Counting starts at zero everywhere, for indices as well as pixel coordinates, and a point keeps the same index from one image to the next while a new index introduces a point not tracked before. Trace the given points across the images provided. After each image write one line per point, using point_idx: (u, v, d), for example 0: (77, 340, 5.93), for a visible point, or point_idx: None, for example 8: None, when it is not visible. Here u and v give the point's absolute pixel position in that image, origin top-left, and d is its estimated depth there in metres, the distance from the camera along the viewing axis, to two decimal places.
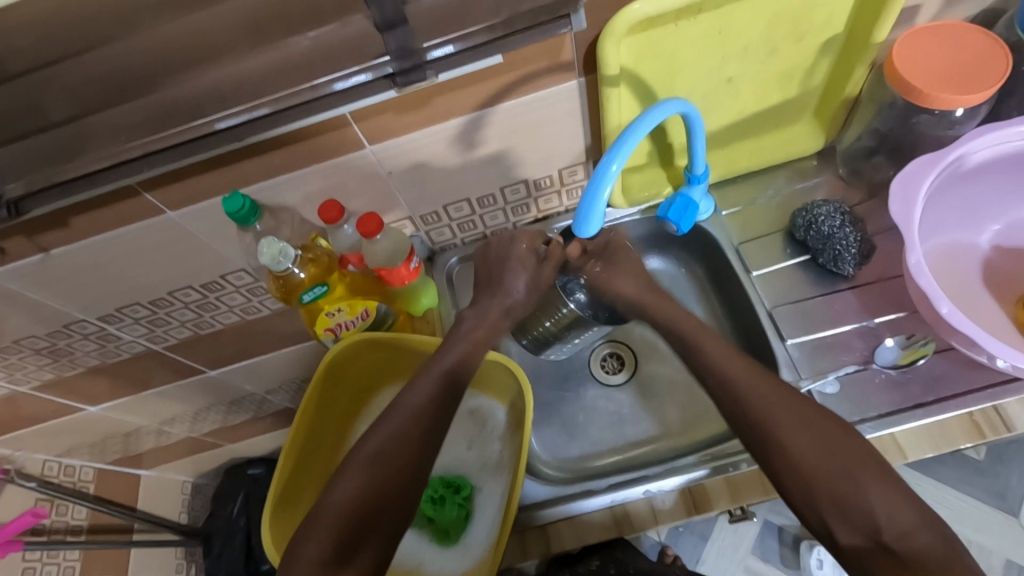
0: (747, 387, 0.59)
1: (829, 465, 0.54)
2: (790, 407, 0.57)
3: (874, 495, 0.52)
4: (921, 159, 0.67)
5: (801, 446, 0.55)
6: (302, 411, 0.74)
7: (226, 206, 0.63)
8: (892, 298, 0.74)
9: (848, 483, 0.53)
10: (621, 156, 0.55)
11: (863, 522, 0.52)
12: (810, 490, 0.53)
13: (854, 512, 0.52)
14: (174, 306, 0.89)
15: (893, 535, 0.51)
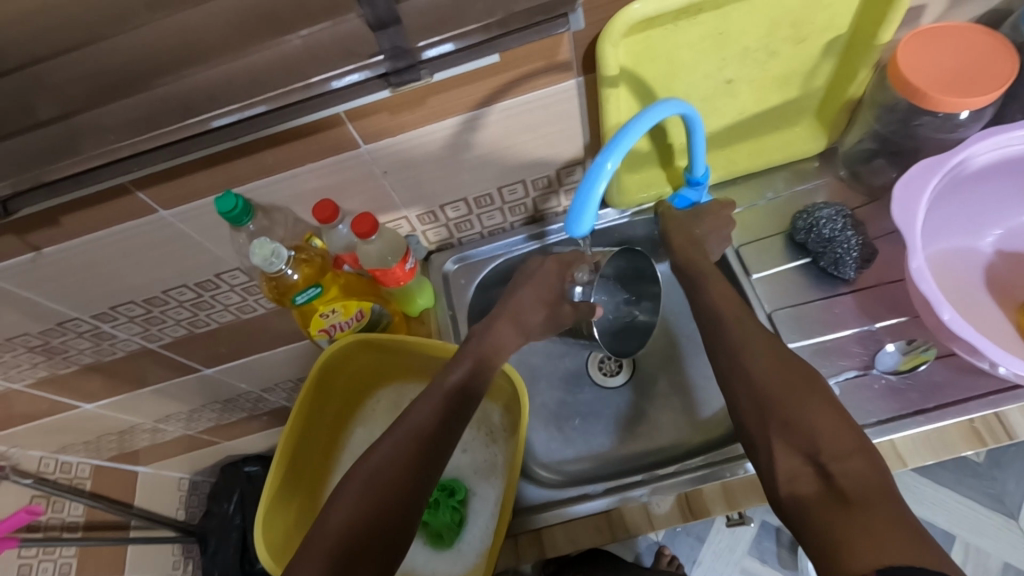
0: (728, 330, 0.63)
1: (785, 390, 0.56)
2: (781, 380, 0.57)
3: (816, 417, 0.54)
4: (924, 162, 0.66)
5: (762, 372, 0.58)
6: (296, 414, 0.71)
7: (218, 205, 0.63)
8: (893, 304, 0.73)
9: (796, 403, 0.55)
10: (619, 154, 0.55)
11: (804, 442, 0.53)
12: (761, 411, 0.56)
13: (798, 430, 0.53)
14: (168, 304, 0.88)
15: (835, 464, 0.50)
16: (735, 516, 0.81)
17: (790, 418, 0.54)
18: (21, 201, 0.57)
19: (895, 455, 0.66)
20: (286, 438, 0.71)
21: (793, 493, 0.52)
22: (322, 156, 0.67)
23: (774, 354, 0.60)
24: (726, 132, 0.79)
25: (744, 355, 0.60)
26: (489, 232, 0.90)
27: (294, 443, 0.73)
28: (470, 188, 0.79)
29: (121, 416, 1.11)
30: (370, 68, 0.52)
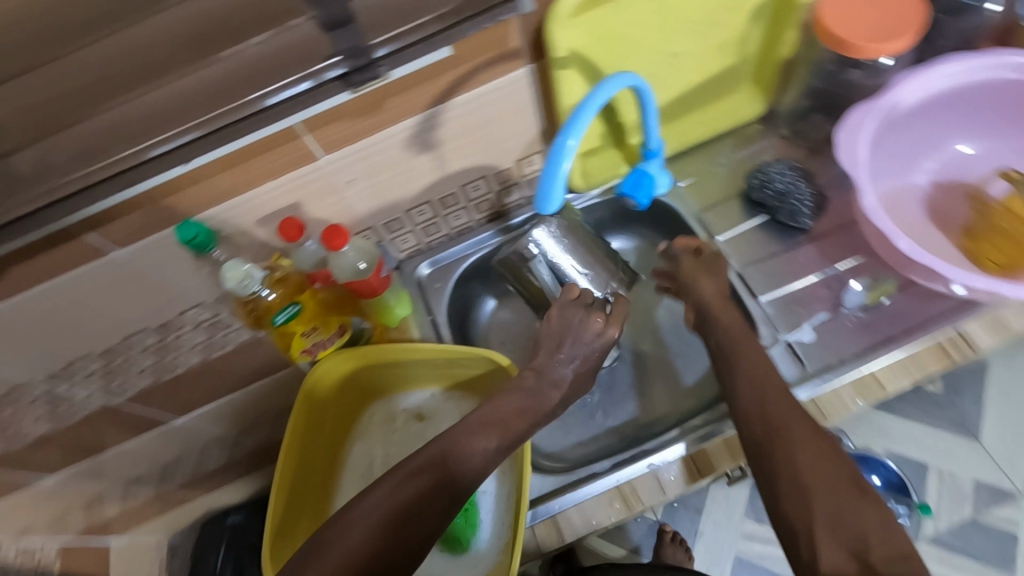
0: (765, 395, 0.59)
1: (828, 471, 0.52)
2: (816, 454, 0.53)
3: (858, 508, 0.49)
4: (860, 108, 0.70)
5: (803, 449, 0.53)
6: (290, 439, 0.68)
7: (179, 235, 0.60)
8: (849, 246, 0.78)
9: (839, 493, 0.50)
10: (580, 131, 0.57)
11: (849, 535, 0.48)
12: (800, 493, 0.51)
13: (842, 519, 0.49)
14: (130, 354, 0.83)
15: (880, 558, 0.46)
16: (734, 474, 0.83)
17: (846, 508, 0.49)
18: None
19: (875, 384, 0.68)
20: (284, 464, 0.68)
21: None
22: (283, 173, 0.65)
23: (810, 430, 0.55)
24: (673, 106, 0.82)
25: (788, 434, 0.55)
26: (456, 233, 0.89)
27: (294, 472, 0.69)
28: (433, 190, 0.79)
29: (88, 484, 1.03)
30: (328, 74, 0.51)
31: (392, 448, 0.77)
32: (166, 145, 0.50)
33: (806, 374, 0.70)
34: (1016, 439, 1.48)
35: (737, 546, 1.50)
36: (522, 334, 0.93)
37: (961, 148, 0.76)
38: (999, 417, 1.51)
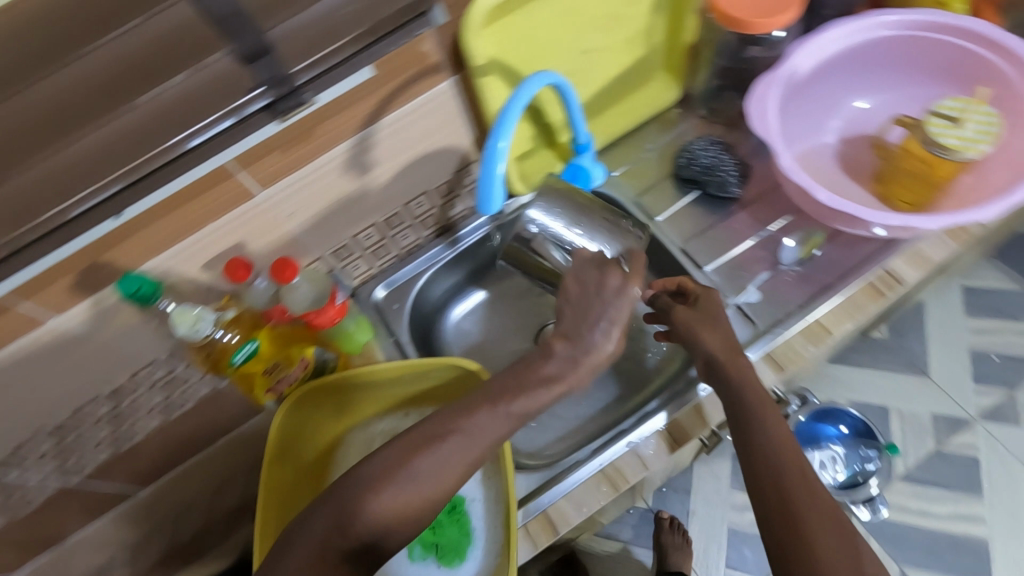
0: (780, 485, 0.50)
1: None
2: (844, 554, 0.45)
3: None
4: (762, 79, 0.76)
5: (823, 550, 0.45)
6: (264, 482, 0.65)
7: (120, 289, 0.58)
8: (777, 208, 0.83)
9: None
10: (509, 133, 0.60)
11: None
12: None
13: None
14: (82, 428, 0.79)
15: None
16: (709, 441, 0.86)
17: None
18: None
19: (822, 331, 0.73)
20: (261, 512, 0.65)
21: None
22: (223, 213, 0.65)
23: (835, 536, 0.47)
24: (596, 101, 0.86)
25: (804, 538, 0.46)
26: (407, 253, 0.90)
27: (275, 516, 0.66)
28: (378, 211, 0.79)
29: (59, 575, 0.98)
30: (253, 102, 0.51)
31: None
32: (91, 202, 0.48)
33: (758, 331, 0.74)
34: (960, 369, 1.59)
35: (728, 518, 1.55)
36: (487, 342, 0.95)
37: (857, 104, 0.82)
38: (940, 350, 1.62)
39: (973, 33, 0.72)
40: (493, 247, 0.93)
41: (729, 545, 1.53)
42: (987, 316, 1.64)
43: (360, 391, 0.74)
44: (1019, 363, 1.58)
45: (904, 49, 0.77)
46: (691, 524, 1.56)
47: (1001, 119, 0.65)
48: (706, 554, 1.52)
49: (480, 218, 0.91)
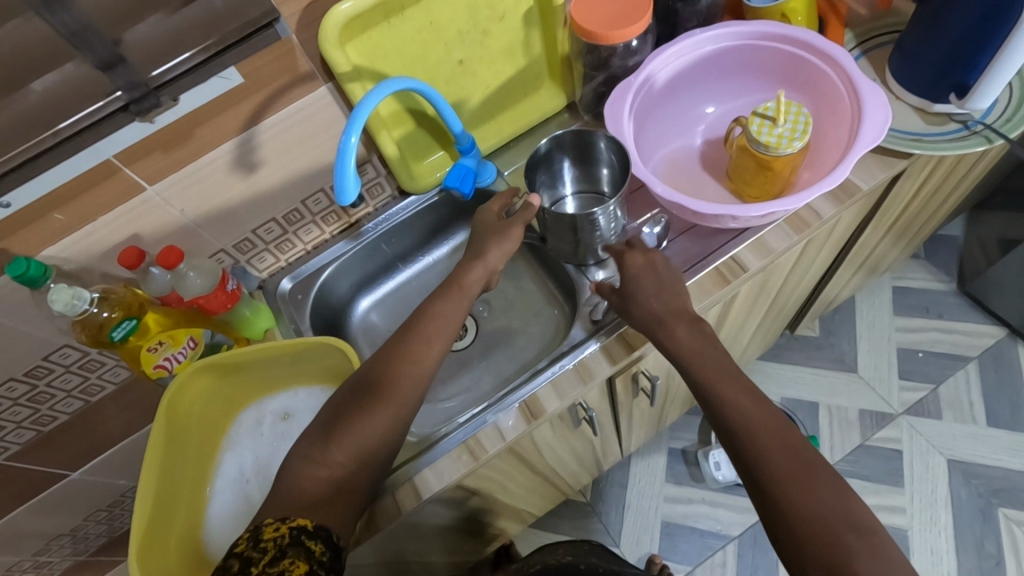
0: (779, 454, 0.60)
1: (835, 522, 0.56)
2: (764, 423, 0.62)
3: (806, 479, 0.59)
4: (621, 84, 0.82)
5: (780, 483, 0.59)
6: (149, 456, 0.71)
7: (8, 271, 0.65)
8: (646, 203, 0.90)
9: (786, 462, 0.60)
10: (362, 127, 0.68)
11: (811, 512, 0.57)
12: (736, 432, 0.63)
13: (802, 495, 0.58)
14: (2, 406, 0.86)
15: (823, 524, 0.56)
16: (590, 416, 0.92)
17: (851, 549, 0.54)
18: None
19: None
20: (146, 473, 0.71)
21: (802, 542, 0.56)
22: (114, 207, 0.72)
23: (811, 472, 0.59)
24: (482, 105, 0.94)
25: (790, 481, 0.58)
26: (313, 247, 0.97)
27: (162, 479, 0.73)
28: (277, 207, 0.87)
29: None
30: (111, 103, 0.63)
31: (262, 451, 0.81)
32: None
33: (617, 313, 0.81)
34: (886, 365, 1.65)
35: (661, 510, 1.61)
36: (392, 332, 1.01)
37: (709, 110, 0.90)
38: (869, 348, 1.68)
39: (806, 44, 0.80)
40: (395, 242, 1.00)
41: (662, 535, 1.58)
42: (915, 316, 1.70)
43: (249, 370, 0.80)
44: (943, 360, 1.63)
45: (750, 57, 0.85)
46: (626, 515, 1.62)
47: (811, 120, 0.73)
48: (640, 545, 1.58)
49: (382, 215, 0.98)
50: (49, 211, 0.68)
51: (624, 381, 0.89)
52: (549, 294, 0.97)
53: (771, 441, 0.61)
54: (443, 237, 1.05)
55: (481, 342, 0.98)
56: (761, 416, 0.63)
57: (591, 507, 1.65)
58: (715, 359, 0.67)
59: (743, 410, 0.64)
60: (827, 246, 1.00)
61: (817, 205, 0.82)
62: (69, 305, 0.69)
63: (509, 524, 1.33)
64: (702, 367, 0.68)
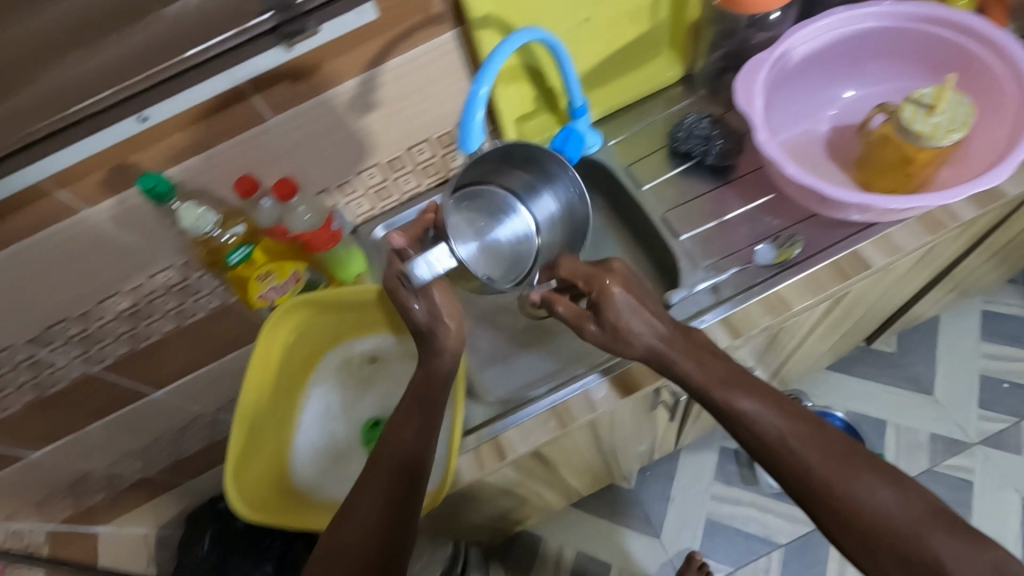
0: (835, 467, 0.58)
1: (902, 515, 0.56)
2: (805, 442, 0.59)
3: (870, 492, 0.57)
4: (756, 57, 0.78)
5: (837, 498, 0.57)
6: (245, 396, 0.72)
7: (140, 184, 0.68)
8: (762, 186, 0.86)
9: (843, 476, 0.57)
10: (493, 79, 0.67)
11: (874, 518, 0.56)
12: (766, 448, 0.61)
13: (861, 509, 0.56)
14: (106, 319, 0.90)
15: (892, 531, 0.55)
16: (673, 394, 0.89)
17: (928, 541, 0.54)
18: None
19: (778, 305, 0.76)
20: (243, 402, 0.73)
21: (877, 545, 0.56)
22: (237, 135, 0.73)
23: (863, 469, 0.58)
24: (598, 69, 0.90)
25: (856, 485, 0.57)
26: (409, 198, 0.97)
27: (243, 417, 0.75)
28: (384, 153, 0.87)
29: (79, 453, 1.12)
30: (259, 26, 0.65)
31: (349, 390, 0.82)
32: None
33: (720, 300, 0.78)
34: (965, 392, 1.56)
35: (706, 507, 1.58)
36: None
37: (845, 95, 0.85)
38: (949, 371, 1.59)
39: (971, 30, 0.74)
40: None
41: (704, 533, 1.55)
42: (1005, 343, 1.60)
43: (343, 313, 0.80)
44: None
45: (901, 39, 0.79)
46: (669, 508, 1.60)
47: (974, 112, 0.67)
48: (680, 539, 1.56)
49: None
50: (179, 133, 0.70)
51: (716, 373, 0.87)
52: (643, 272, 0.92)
53: (812, 472, 0.58)
54: None
55: None
56: (798, 428, 0.60)
57: (634, 495, 1.63)
58: (786, 415, 0.61)
59: (772, 430, 0.60)
60: (946, 254, 0.94)
61: (956, 207, 0.76)
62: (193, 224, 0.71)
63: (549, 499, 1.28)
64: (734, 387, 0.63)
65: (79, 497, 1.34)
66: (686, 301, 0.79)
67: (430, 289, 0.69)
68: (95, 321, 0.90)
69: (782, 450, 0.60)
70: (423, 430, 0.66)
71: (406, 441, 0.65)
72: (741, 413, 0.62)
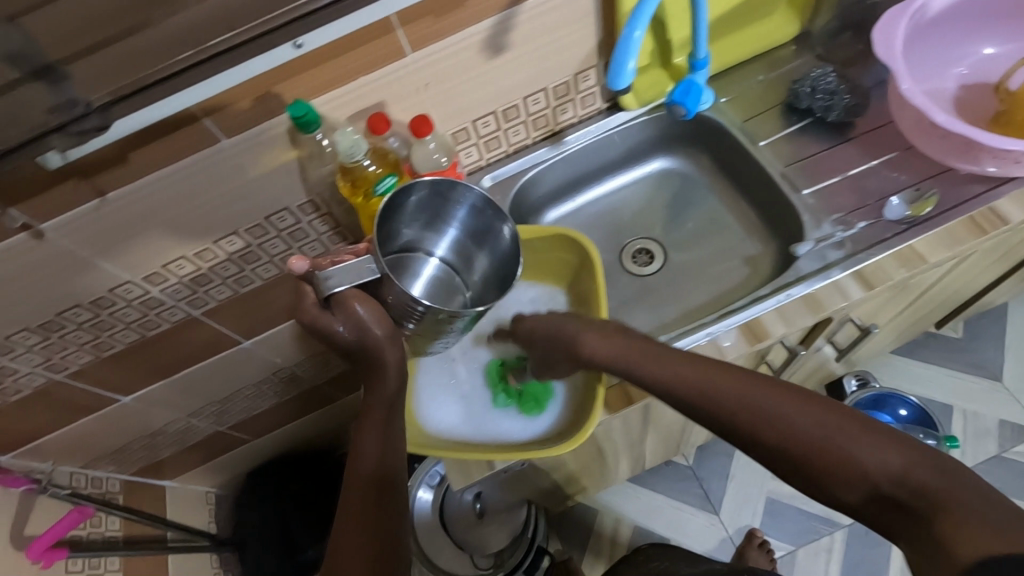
0: (811, 422, 0.57)
1: (895, 464, 0.53)
2: (785, 400, 0.58)
3: (859, 446, 0.54)
4: (898, 6, 0.76)
5: (815, 455, 0.56)
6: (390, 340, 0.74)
7: (290, 111, 0.68)
8: (886, 143, 0.85)
9: (822, 433, 0.56)
10: (645, 22, 0.66)
11: (861, 477, 0.54)
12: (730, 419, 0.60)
13: (849, 468, 0.54)
14: (218, 259, 0.91)
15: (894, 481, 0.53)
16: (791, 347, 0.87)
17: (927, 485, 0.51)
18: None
19: (913, 257, 0.75)
20: None
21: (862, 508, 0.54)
22: (376, 70, 0.73)
23: (856, 426, 0.56)
24: (718, 24, 0.89)
25: (840, 438, 0.55)
26: (514, 151, 0.96)
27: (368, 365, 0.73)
28: (503, 101, 0.86)
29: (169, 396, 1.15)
30: None
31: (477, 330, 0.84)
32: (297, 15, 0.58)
33: (850, 253, 0.77)
34: None
35: (766, 486, 1.56)
36: None
37: (978, 51, 0.83)
38: (1018, 357, 1.57)
39: None
40: (592, 157, 0.98)
41: (764, 510, 1.54)
42: None
43: None
44: None
45: None
46: (729, 485, 1.58)
47: None
48: (740, 517, 1.54)
49: (587, 129, 0.95)
50: (326, 63, 0.70)
51: (833, 330, 0.87)
52: (753, 227, 0.94)
53: (785, 439, 0.57)
54: (637, 162, 1.02)
55: (669, 269, 0.96)
56: (767, 389, 0.59)
57: (691, 472, 1.61)
58: (750, 381, 0.61)
59: (732, 399, 0.60)
60: None
61: None
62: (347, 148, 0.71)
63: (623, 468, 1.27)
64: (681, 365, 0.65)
65: (154, 452, 1.31)
66: (813, 253, 0.79)
67: (350, 303, 0.64)
68: (206, 263, 0.91)
69: (757, 413, 0.59)
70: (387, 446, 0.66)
71: (372, 457, 0.65)
72: (709, 386, 0.62)
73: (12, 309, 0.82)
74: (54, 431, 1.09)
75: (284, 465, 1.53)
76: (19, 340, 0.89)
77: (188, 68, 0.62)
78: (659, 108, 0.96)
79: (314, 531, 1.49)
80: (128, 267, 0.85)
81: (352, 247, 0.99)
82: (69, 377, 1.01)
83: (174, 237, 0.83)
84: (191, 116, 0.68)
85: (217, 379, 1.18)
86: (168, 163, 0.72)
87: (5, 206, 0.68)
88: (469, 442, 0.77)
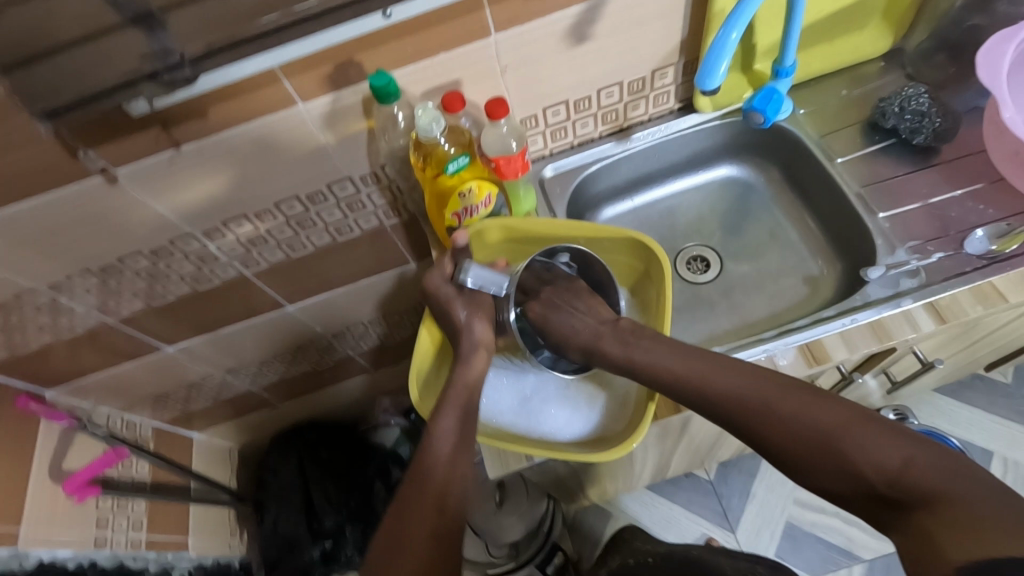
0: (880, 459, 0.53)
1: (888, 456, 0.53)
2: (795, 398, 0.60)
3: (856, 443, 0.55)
4: (1006, 30, 0.72)
5: (793, 432, 0.59)
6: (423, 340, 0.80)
7: (372, 81, 0.68)
8: (971, 174, 0.81)
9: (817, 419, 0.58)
10: (742, 23, 0.65)
11: (857, 474, 0.54)
12: (750, 406, 0.62)
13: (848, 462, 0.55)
14: (276, 221, 0.91)
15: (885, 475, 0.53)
16: (844, 373, 0.81)
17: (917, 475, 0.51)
18: (202, 68, 0.65)
19: (992, 294, 0.71)
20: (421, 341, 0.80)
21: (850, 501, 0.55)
22: (455, 48, 0.72)
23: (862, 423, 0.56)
24: (805, 34, 0.86)
25: (832, 432, 0.56)
26: (579, 143, 0.94)
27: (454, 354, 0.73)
28: (575, 91, 0.84)
29: (209, 349, 1.17)
30: None
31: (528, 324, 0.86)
32: None
33: (924, 283, 0.74)
34: None
35: (788, 510, 1.46)
36: None
37: None
38: None
39: None
40: (657, 158, 0.96)
41: (783, 535, 1.44)
42: None
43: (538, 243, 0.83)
44: None
45: None
46: (749, 505, 1.48)
47: None
48: (756, 540, 1.44)
49: (656, 128, 0.93)
50: (408, 38, 0.69)
51: (894, 359, 0.83)
52: (818, 246, 0.91)
53: (786, 430, 0.59)
54: (701, 167, 0.99)
55: (722, 281, 0.94)
56: (856, 423, 0.56)
57: (711, 486, 1.52)
58: (753, 382, 0.63)
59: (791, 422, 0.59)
60: None
61: None
62: (427, 126, 0.71)
63: (643, 477, 1.23)
64: (735, 378, 0.64)
65: (188, 402, 1.32)
66: (885, 279, 0.75)
67: None
68: (263, 225, 0.91)
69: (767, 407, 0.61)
70: (445, 500, 0.65)
71: (440, 469, 0.66)
72: (737, 398, 0.63)
73: (76, 248, 0.84)
74: (98, 372, 1.11)
75: (308, 429, 1.53)
76: (79, 281, 0.91)
77: (277, 31, 0.64)
78: (732, 114, 0.93)
79: (334, 501, 1.45)
80: (189, 222, 0.86)
81: (407, 224, 0.99)
82: (119, 322, 1.02)
83: (236, 198, 0.84)
84: (271, 78, 0.68)
85: (255, 340, 1.19)
86: (243, 123, 0.73)
87: (85, 149, 0.70)
88: (530, 435, 0.77)
